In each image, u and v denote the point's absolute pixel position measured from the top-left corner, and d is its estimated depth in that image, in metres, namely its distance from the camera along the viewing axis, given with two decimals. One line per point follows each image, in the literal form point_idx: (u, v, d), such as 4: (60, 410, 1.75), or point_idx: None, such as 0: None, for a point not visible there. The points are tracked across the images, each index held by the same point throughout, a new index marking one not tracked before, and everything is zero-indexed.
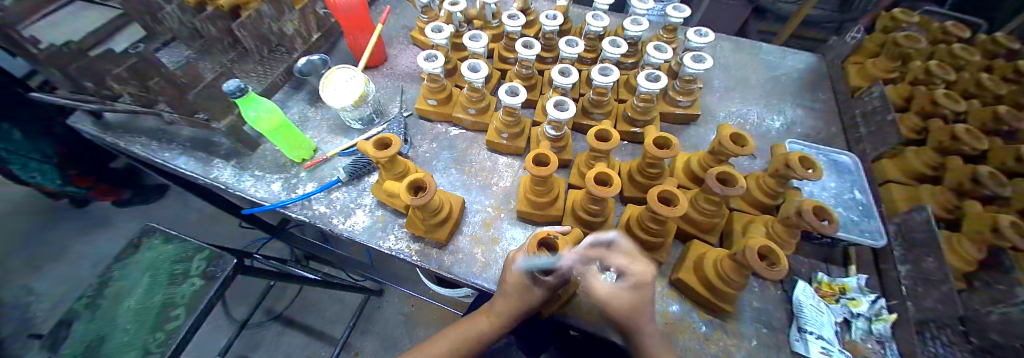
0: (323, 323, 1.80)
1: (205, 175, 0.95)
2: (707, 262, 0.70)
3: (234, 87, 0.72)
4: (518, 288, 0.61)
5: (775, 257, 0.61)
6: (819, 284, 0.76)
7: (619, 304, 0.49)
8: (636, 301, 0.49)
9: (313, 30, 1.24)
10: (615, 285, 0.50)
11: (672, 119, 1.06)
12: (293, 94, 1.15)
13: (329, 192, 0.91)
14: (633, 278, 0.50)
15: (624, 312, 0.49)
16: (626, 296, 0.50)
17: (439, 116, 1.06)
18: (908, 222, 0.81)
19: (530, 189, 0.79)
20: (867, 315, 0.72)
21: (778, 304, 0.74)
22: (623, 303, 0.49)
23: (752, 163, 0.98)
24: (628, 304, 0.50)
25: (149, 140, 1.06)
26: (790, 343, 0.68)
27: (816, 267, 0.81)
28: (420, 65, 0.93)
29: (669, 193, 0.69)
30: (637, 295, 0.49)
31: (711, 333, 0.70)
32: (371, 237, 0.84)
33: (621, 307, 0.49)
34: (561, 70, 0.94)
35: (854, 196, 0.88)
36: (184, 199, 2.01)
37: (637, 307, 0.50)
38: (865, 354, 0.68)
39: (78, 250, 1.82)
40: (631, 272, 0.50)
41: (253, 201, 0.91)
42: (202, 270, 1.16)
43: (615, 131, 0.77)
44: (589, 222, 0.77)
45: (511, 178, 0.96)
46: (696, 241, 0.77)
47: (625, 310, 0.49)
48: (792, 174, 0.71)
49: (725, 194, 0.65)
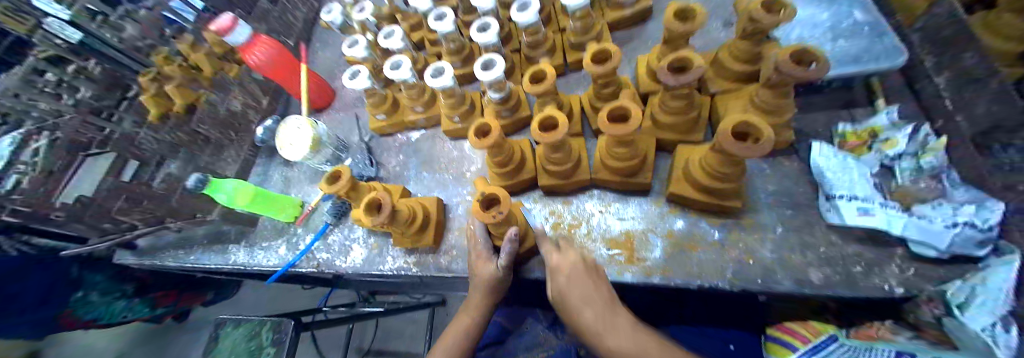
0: (406, 341, 1.95)
1: (225, 263, 1.02)
2: (693, 164, 0.61)
3: (191, 181, 0.77)
4: (484, 269, 0.68)
5: (758, 130, 0.51)
6: (843, 138, 0.67)
7: (587, 312, 0.55)
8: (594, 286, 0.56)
9: (259, 96, 1.25)
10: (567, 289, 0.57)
11: (625, 24, 0.95)
12: (270, 161, 1.19)
13: (325, 237, 0.94)
14: (573, 270, 0.57)
15: (596, 319, 0.54)
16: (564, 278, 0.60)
17: (394, 127, 1.03)
18: (931, 19, 0.67)
19: (491, 162, 0.75)
20: (911, 152, 0.60)
21: (799, 178, 0.65)
22: (590, 311, 0.55)
23: (728, 34, 0.86)
24: (607, 314, 0.55)
25: (177, 251, 1.12)
26: (823, 216, 0.60)
27: (836, 120, 0.70)
28: (388, 77, 0.86)
29: (622, 109, 0.60)
30: (591, 287, 0.56)
31: (726, 238, 0.63)
32: (372, 264, 0.86)
33: (591, 315, 0.55)
34: (480, 27, 0.85)
35: (857, 19, 0.73)
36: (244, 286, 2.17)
37: (610, 308, 0.55)
38: (917, 196, 0.56)
39: None
40: (568, 267, 0.57)
41: (270, 271, 0.97)
42: (271, 339, 1.30)
43: (549, 67, 0.71)
44: (559, 173, 0.71)
45: (479, 159, 0.92)
46: (682, 146, 0.68)
47: (595, 316, 0.54)
48: (762, 25, 0.60)
49: (680, 84, 0.56)
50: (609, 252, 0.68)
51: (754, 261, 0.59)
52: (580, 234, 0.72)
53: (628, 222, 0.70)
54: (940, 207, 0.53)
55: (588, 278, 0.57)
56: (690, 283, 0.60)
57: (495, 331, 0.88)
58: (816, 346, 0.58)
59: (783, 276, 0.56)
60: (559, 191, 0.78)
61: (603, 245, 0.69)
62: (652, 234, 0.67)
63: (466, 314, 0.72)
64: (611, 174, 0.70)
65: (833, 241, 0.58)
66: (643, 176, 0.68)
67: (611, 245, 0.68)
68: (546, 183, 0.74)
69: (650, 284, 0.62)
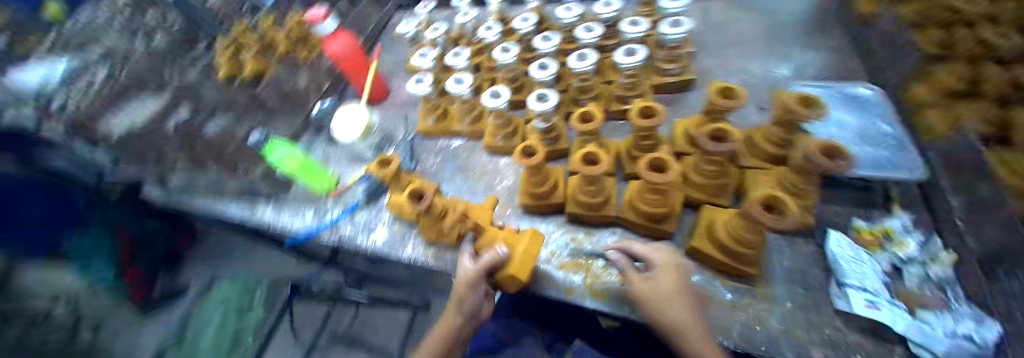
0: (379, 340, 1.83)
1: (252, 216, 1.07)
2: (718, 224, 0.66)
3: (257, 136, 1.00)
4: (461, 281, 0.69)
5: (785, 205, 0.57)
6: (858, 232, 0.71)
7: (655, 295, 0.55)
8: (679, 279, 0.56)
9: (321, 78, 1.35)
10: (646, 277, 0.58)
11: (667, 89, 1.03)
12: (315, 134, 1.27)
13: (352, 214, 0.99)
14: (657, 263, 0.59)
15: (663, 305, 0.54)
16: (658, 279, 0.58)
17: (439, 131, 1.10)
18: (950, 142, 0.73)
19: (527, 182, 0.81)
20: (919, 257, 0.66)
21: (812, 261, 0.69)
22: (659, 294, 0.55)
23: (763, 117, 0.94)
24: (680, 305, 0.53)
25: (204, 196, 1.17)
26: (830, 300, 0.63)
27: (853, 215, 0.76)
28: (448, 90, 0.94)
29: (662, 161, 0.66)
30: (671, 276, 0.56)
31: (738, 300, 0.66)
32: (391, 249, 0.90)
33: (659, 298, 0.55)
34: (540, 65, 0.94)
35: (883, 131, 0.79)
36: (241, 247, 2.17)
37: (687, 303, 0.54)
38: (925, 302, 0.59)
39: None
40: (654, 257, 0.61)
41: (293, 233, 1.01)
42: None
43: (599, 110, 0.78)
44: (589, 205, 0.76)
45: (512, 176, 0.98)
46: (707, 206, 0.73)
47: (663, 300, 0.54)
48: (796, 117, 0.67)
49: (721, 151, 0.62)
50: (623, 288, 0.71)
51: (761, 327, 0.62)
52: (597, 265, 0.75)
53: None
54: (943, 314, 0.58)
55: (675, 270, 0.57)
56: None
57: (492, 342, 0.89)
58: None
59: (786, 348, 0.59)
60: (583, 221, 0.82)
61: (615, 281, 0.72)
62: None
63: (446, 320, 0.71)
64: (638, 217, 0.75)
65: (837, 326, 0.60)
66: (667, 225, 0.73)
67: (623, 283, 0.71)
68: (574, 212, 0.79)
69: None
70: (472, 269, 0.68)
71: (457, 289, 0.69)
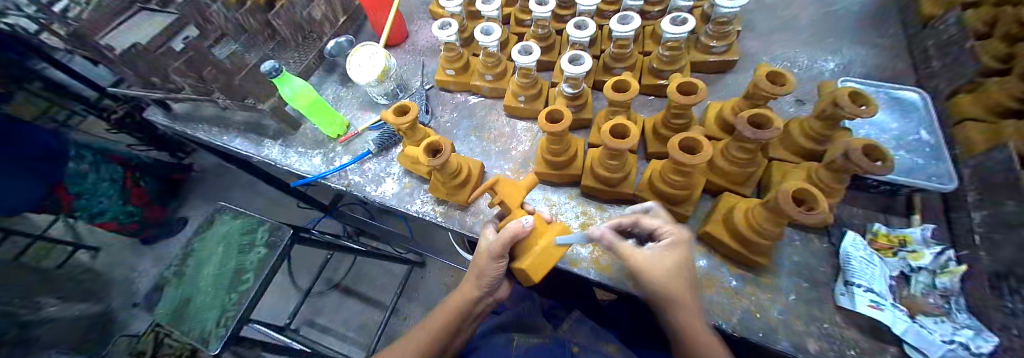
0: (375, 291, 1.93)
1: (257, 153, 1.05)
2: (737, 212, 0.65)
3: (268, 66, 0.83)
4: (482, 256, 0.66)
5: (814, 200, 0.56)
6: (874, 236, 0.71)
7: (663, 267, 0.52)
8: (683, 259, 0.54)
9: (338, 14, 1.25)
10: (658, 249, 0.53)
11: (704, 68, 0.99)
12: (327, 76, 1.22)
13: (362, 162, 0.97)
14: (669, 236, 0.55)
15: (665, 279, 0.51)
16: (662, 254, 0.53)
17: (459, 85, 1.06)
18: (987, 159, 0.72)
19: (547, 149, 0.78)
20: (932, 268, 0.64)
21: (822, 258, 0.69)
22: (664, 267, 0.52)
23: (798, 109, 0.90)
24: (677, 281, 0.51)
25: (211, 127, 1.15)
26: (834, 297, 0.64)
27: (870, 219, 0.75)
28: (478, 39, 0.89)
29: (694, 142, 0.64)
30: (681, 252, 0.54)
31: (741, 288, 0.67)
32: (401, 201, 0.89)
33: (664, 272, 0.51)
34: (577, 24, 0.88)
35: (920, 137, 0.78)
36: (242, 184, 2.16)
37: (686, 278, 0.52)
38: (923, 308, 0.61)
39: None
40: (669, 231, 0.56)
41: (299, 175, 1.00)
42: (264, 240, 1.33)
43: (634, 81, 0.74)
44: (608, 179, 0.74)
45: (529, 142, 0.96)
46: (727, 193, 0.72)
47: (665, 275, 0.51)
48: (841, 113, 0.64)
49: (757, 138, 0.59)
50: None
51: (761, 315, 0.63)
52: None
53: None
54: (942, 323, 0.58)
55: (683, 249, 0.54)
56: None
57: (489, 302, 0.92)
58: None
59: (782, 337, 0.61)
60: (597, 195, 0.81)
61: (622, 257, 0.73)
62: None
63: (464, 288, 0.70)
64: (655, 197, 0.74)
65: (836, 322, 0.62)
66: (683, 208, 0.72)
67: None
68: (590, 184, 0.78)
69: None
70: (494, 242, 0.63)
71: (479, 263, 0.66)
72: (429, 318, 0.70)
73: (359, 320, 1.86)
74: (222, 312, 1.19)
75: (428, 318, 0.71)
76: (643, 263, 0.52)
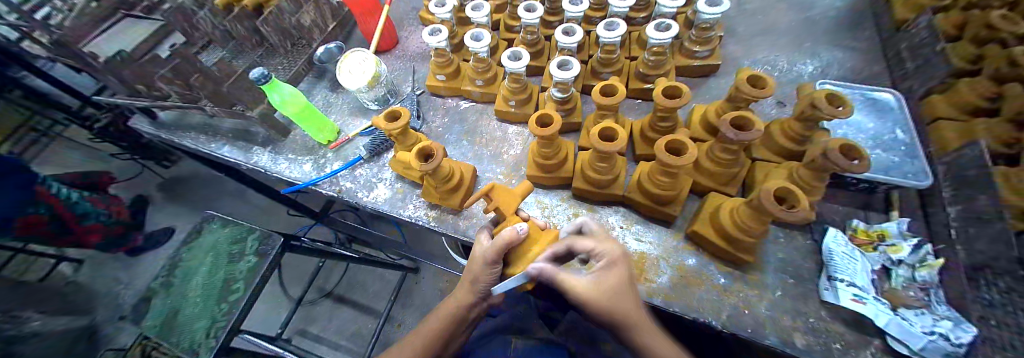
0: (368, 298, 1.91)
1: (246, 160, 1.03)
2: (723, 211, 0.67)
3: (257, 74, 0.79)
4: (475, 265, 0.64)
5: (796, 198, 0.58)
6: (854, 232, 0.74)
7: (599, 296, 0.51)
8: (621, 279, 0.52)
9: (327, 20, 1.25)
10: (593, 276, 0.52)
11: (689, 72, 1.01)
12: (317, 82, 1.21)
13: (353, 168, 0.97)
14: (604, 258, 0.53)
15: (603, 307, 0.51)
16: (597, 281, 0.52)
17: (449, 90, 1.07)
18: (960, 156, 0.75)
19: (537, 152, 0.79)
20: (910, 262, 0.67)
21: (806, 254, 0.71)
22: (600, 295, 0.51)
23: (780, 111, 0.93)
24: (619, 305, 0.52)
25: (198, 135, 1.13)
26: (819, 293, 0.66)
27: (850, 216, 0.77)
28: (468, 45, 0.91)
29: (680, 143, 0.65)
30: (617, 275, 0.52)
31: (730, 285, 0.68)
32: (393, 206, 0.89)
33: (598, 300, 0.51)
34: (565, 29, 0.90)
35: (896, 137, 0.81)
36: (229, 190, 2.11)
37: (628, 296, 0.53)
38: (905, 301, 0.63)
39: None
40: (602, 252, 0.53)
41: (289, 182, 0.99)
42: (254, 249, 1.31)
43: (622, 85, 0.75)
44: (598, 181, 0.75)
45: (520, 146, 0.96)
46: (714, 193, 0.74)
47: (603, 303, 0.51)
48: (820, 113, 0.66)
49: (740, 139, 0.61)
50: None
51: (749, 311, 0.65)
52: None
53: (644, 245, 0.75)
54: (921, 315, 0.60)
55: (620, 268, 0.53)
56: (686, 315, 0.65)
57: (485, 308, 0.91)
58: None
59: (770, 333, 0.62)
60: (588, 197, 0.82)
61: None
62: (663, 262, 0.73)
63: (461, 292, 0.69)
64: (645, 198, 0.75)
65: (822, 316, 0.64)
66: (671, 207, 0.73)
67: None
68: (581, 187, 0.79)
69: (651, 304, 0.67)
70: (488, 247, 0.61)
71: (472, 269, 0.65)
72: (425, 325, 0.70)
73: (353, 327, 1.84)
74: (211, 322, 1.17)
75: (426, 323, 0.71)
76: (584, 295, 0.52)
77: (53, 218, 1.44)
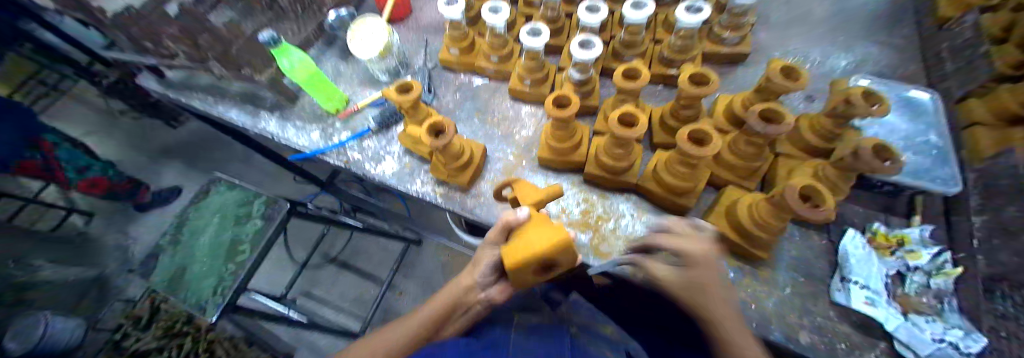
0: (372, 266, 1.94)
1: (254, 126, 1.02)
2: (740, 206, 0.65)
3: (265, 36, 0.84)
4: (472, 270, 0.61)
5: (819, 198, 0.56)
6: (873, 235, 0.71)
7: (677, 285, 0.45)
8: (708, 280, 0.42)
9: None
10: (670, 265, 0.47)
11: (714, 60, 0.97)
12: (328, 50, 1.18)
13: (361, 140, 0.95)
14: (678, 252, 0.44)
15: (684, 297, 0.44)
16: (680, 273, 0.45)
17: (462, 66, 1.03)
18: (993, 164, 0.72)
19: (551, 134, 0.77)
20: (927, 269, 0.66)
21: (820, 254, 0.70)
22: (679, 285, 0.45)
23: (807, 106, 0.89)
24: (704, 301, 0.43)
25: (207, 96, 1.10)
26: (829, 293, 0.65)
27: (870, 218, 0.75)
28: (486, 19, 0.87)
29: (703, 133, 0.63)
30: (700, 271, 0.43)
31: (739, 280, 0.67)
32: (399, 180, 0.88)
33: (679, 289, 0.45)
34: (589, 7, 0.85)
35: (929, 140, 0.77)
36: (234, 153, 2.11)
37: (716, 297, 0.42)
38: (916, 307, 0.62)
39: None
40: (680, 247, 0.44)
41: (297, 149, 0.98)
42: (261, 212, 1.33)
43: (646, 68, 0.72)
44: (613, 168, 0.73)
45: (533, 127, 0.94)
46: (732, 186, 0.72)
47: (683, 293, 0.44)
48: (854, 110, 0.63)
49: (768, 133, 0.59)
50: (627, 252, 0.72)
51: (756, 306, 0.64)
52: (607, 228, 0.75)
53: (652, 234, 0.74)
54: (932, 323, 0.59)
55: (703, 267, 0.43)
56: None
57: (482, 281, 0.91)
58: None
59: (776, 327, 0.61)
60: (600, 183, 0.81)
61: (621, 244, 0.73)
62: None
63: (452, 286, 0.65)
64: (660, 188, 0.73)
65: (830, 316, 0.63)
66: (687, 199, 0.72)
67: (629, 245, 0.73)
68: (594, 173, 0.77)
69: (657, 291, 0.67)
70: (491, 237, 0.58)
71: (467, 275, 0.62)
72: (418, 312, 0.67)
73: (356, 293, 1.88)
74: (218, 281, 1.20)
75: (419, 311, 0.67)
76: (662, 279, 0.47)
77: (46, 164, 1.56)
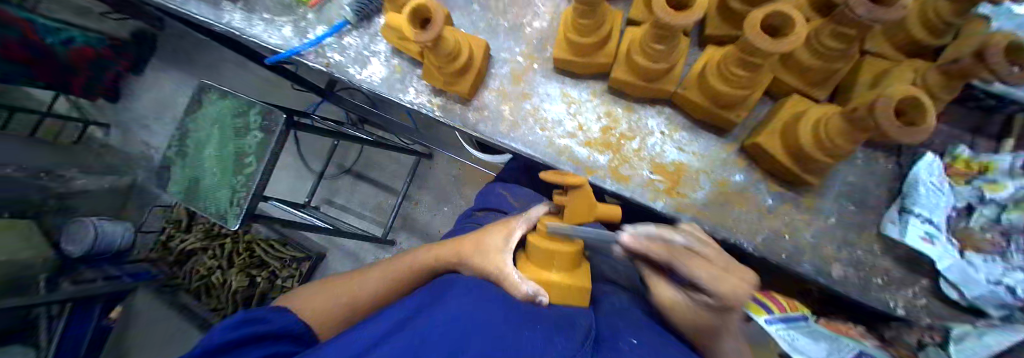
0: (387, 177, 1.94)
1: (216, 21, 0.81)
2: (802, 121, 0.52)
3: None
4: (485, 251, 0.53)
5: (919, 113, 0.41)
6: (951, 161, 0.60)
7: (684, 313, 0.46)
8: (717, 324, 0.43)
9: None
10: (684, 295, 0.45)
11: None
12: None
13: (340, 37, 0.79)
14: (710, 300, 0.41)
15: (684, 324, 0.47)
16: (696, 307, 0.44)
17: None
18: None
19: (572, 25, 0.59)
20: (1002, 202, 0.53)
21: (881, 181, 0.61)
22: (688, 315, 0.45)
23: None
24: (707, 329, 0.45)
25: None
26: (880, 225, 0.59)
27: (956, 140, 0.62)
28: None
29: (781, 19, 0.45)
30: (725, 316, 0.42)
31: (777, 207, 0.61)
32: (390, 90, 0.76)
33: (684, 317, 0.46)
34: None
35: None
36: (218, 53, 1.91)
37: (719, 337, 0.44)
38: (978, 243, 0.54)
39: (155, 100, 1.98)
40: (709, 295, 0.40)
41: (272, 50, 0.81)
42: (259, 124, 1.21)
43: None
44: (645, 71, 0.58)
45: (549, 16, 0.74)
46: (795, 96, 0.58)
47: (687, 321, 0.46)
48: None
49: (872, 18, 0.41)
50: (651, 176, 0.64)
51: (790, 237, 0.60)
52: (629, 149, 0.65)
53: (684, 155, 0.64)
54: (990, 263, 0.52)
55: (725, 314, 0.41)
56: (715, 232, 0.61)
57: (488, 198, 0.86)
58: (788, 317, 0.61)
59: (807, 259, 0.59)
60: (627, 92, 0.66)
61: (645, 166, 0.64)
62: (705, 176, 0.63)
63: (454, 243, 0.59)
64: (704, 99, 0.59)
65: (872, 249, 0.59)
66: (735, 113, 0.58)
67: (655, 169, 0.64)
68: (622, 78, 0.62)
69: (678, 219, 0.62)
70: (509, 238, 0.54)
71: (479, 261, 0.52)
72: (415, 252, 0.63)
73: (375, 202, 1.94)
74: (233, 192, 1.21)
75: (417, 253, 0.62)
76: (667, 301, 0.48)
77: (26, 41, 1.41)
